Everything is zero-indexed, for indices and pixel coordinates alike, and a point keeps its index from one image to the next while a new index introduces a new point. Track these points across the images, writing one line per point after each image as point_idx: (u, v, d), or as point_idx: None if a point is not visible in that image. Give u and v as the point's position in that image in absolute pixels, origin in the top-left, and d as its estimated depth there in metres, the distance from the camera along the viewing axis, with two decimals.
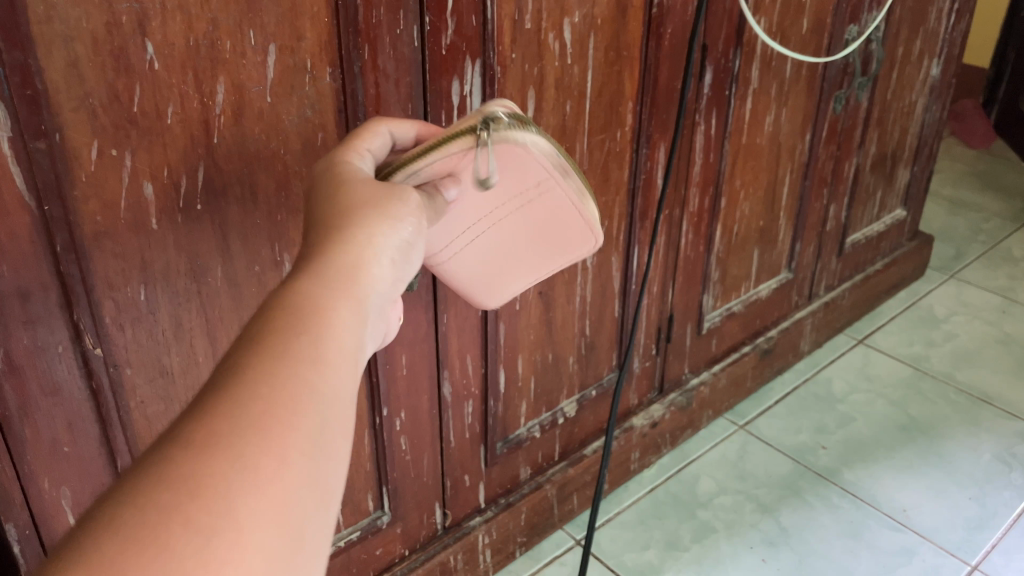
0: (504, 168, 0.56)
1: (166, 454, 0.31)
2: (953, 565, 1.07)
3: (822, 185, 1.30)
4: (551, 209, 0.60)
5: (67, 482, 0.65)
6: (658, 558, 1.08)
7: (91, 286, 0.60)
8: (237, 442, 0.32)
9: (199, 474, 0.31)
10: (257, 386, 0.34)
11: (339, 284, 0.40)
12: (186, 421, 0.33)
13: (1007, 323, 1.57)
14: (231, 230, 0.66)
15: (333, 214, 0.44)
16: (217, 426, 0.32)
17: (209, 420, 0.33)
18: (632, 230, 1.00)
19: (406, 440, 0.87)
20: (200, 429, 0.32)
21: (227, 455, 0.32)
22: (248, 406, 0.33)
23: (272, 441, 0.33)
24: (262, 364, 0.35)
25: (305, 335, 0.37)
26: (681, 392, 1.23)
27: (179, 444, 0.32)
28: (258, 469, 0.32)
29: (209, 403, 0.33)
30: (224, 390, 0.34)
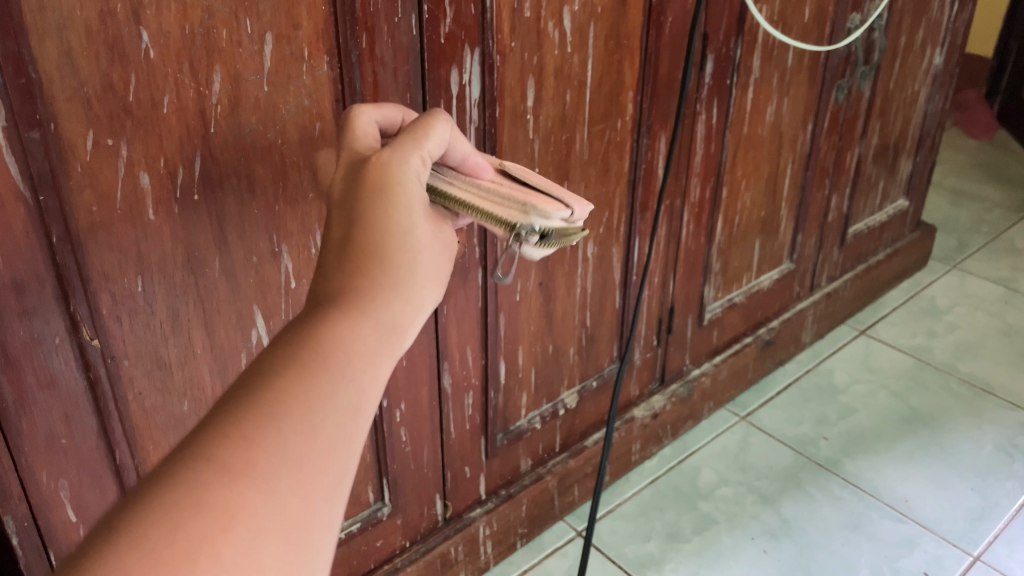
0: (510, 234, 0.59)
1: (201, 473, 0.32)
2: (955, 556, 1.06)
3: (824, 175, 1.29)
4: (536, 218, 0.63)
5: (65, 475, 0.65)
6: (659, 549, 1.08)
7: (88, 277, 0.59)
8: (272, 478, 0.33)
9: (233, 497, 0.32)
10: (299, 421, 0.35)
11: (377, 319, 0.41)
12: (223, 437, 0.33)
13: (1010, 314, 1.56)
14: (228, 221, 0.65)
15: (380, 233, 0.44)
16: (255, 456, 0.33)
17: (247, 449, 0.33)
18: (633, 221, 1.00)
19: (406, 432, 0.87)
20: (239, 456, 0.33)
21: (259, 488, 0.33)
22: (289, 439, 0.34)
23: (303, 483, 0.34)
24: (306, 398, 0.36)
25: (349, 379, 0.38)
26: (682, 383, 1.23)
27: (215, 466, 0.32)
28: (285, 507, 0.33)
29: (252, 428, 0.34)
30: (272, 415, 0.34)
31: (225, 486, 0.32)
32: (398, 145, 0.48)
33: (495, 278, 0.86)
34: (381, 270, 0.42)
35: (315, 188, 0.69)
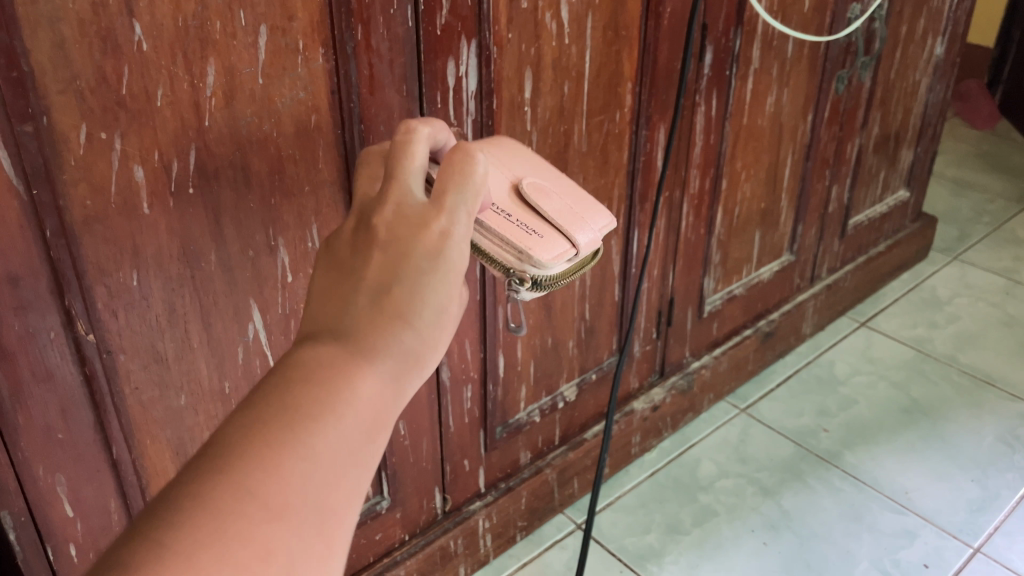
0: None
1: (238, 503, 0.33)
2: (955, 547, 1.06)
3: (825, 166, 1.29)
4: None
5: (62, 469, 0.65)
6: (659, 541, 1.08)
7: (83, 271, 0.59)
8: (296, 526, 0.34)
9: (258, 544, 0.33)
10: (332, 459, 0.35)
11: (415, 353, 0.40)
12: (257, 469, 0.34)
13: (1011, 305, 1.56)
14: (224, 214, 0.65)
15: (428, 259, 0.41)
16: (287, 496, 0.34)
17: (282, 485, 0.34)
18: (632, 213, 0.99)
19: (405, 425, 0.87)
20: (273, 493, 0.34)
21: (288, 527, 0.34)
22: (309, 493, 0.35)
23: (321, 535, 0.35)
24: (340, 435, 0.36)
25: (380, 416, 0.37)
26: (682, 376, 1.22)
27: (251, 499, 0.33)
28: (308, 542, 0.34)
29: (287, 461, 0.34)
30: (301, 452, 0.35)
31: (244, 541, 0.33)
32: (452, 205, 0.43)
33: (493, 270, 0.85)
34: (419, 321, 0.40)
35: (311, 181, 0.69)
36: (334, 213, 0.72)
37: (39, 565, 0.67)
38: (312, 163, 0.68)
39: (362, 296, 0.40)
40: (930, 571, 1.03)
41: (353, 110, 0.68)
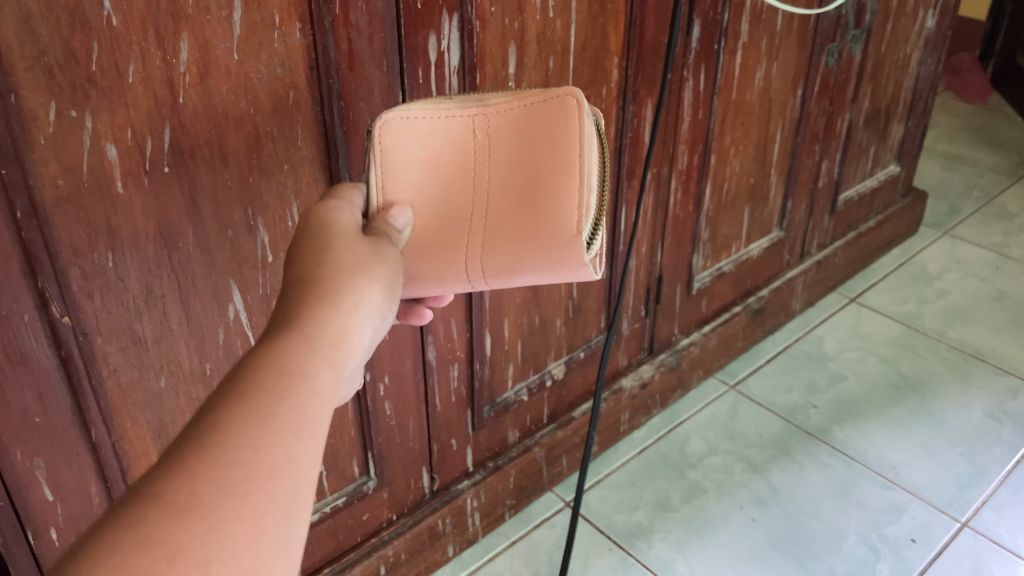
0: (424, 148, 0.58)
1: (143, 511, 0.31)
2: (942, 522, 1.07)
3: (815, 141, 1.27)
4: (504, 132, 0.57)
5: (40, 453, 0.64)
6: (648, 519, 1.08)
7: (56, 252, 0.58)
8: (212, 511, 0.32)
9: (169, 540, 0.31)
10: (241, 445, 0.35)
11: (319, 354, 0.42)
12: (165, 476, 0.33)
13: (1001, 279, 1.56)
14: (200, 194, 0.63)
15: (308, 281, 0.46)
16: (198, 488, 0.33)
17: (190, 480, 0.33)
18: (619, 189, 0.98)
19: (390, 405, 0.86)
20: (182, 488, 0.32)
21: (208, 518, 0.32)
22: (232, 468, 0.34)
23: (252, 506, 0.34)
24: (244, 423, 0.36)
25: (290, 404, 0.38)
26: (670, 353, 1.22)
27: (160, 503, 0.32)
28: (236, 532, 0.33)
29: (188, 462, 0.33)
30: (211, 447, 0.34)
31: (174, 516, 0.31)
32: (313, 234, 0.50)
33: None
34: (312, 328, 0.43)
35: (290, 159, 0.68)
36: (314, 191, 0.71)
37: (20, 549, 0.66)
38: (291, 141, 0.67)
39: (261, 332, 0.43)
40: (918, 545, 1.03)
41: (333, 86, 0.67)
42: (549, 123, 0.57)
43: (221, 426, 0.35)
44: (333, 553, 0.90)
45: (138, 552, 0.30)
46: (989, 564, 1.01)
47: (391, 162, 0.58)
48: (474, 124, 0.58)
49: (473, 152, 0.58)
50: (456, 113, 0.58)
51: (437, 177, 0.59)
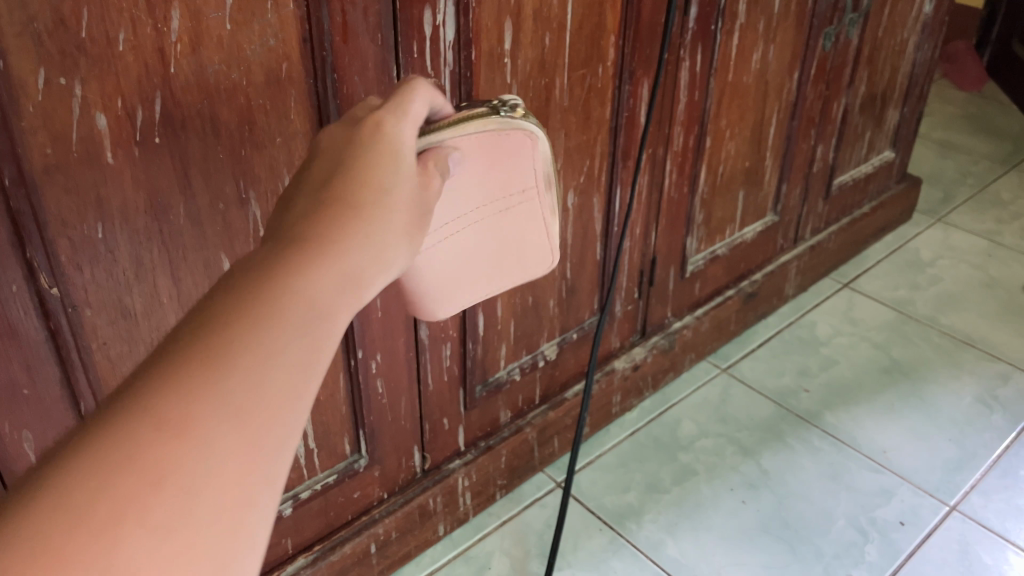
0: (508, 158, 0.60)
1: (127, 418, 0.28)
2: (931, 505, 1.07)
3: (810, 124, 1.27)
4: (521, 220, 0.65)
5: (28, 426, 0.63)
6: (639, 500, 1.08)
7: (44, 223, 0.57)
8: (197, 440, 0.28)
9: (150, 466, 0.27)
10: (245, 363, 0.30)
11: (351, 248, 0.36)
12: (161, 375, 0.29)
13: (993, 266, 1.56)
14: (192, 166, 0.63)
15: (371, 167, 0.40)
16: (189, 396, 0.29)
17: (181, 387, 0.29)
18: (614, 170, 0.98)
19: (382, 383, 0.85)
20: (175, 393, 0.29)
21: (190, 447, 0.28)
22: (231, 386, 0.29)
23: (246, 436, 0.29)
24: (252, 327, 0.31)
25: (302, 310, 0.32)
26: (663, 336, 1.22)
27: (146, 405, 0.28)
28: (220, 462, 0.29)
29: (184, 366, 0.29)
30: (215, 356, 0.30)
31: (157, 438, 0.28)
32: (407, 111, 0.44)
33: None
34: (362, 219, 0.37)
35: (282, 132, 0.67)
36: None
37: None
38: (284, 114, 0.66)
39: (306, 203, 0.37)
40: (906, 528, 1.04)
41: (326, 59, 0.66)
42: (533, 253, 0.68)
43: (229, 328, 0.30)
44: (323, 531, 0.89)
45: (119, 474, 0.27)
46: (977, 547, 1.02)
47: (496, 141, 0.57)
48: (526, 191, 0.64)
49: (501, 200, 0.63)
50: (535, 173, 0.63)
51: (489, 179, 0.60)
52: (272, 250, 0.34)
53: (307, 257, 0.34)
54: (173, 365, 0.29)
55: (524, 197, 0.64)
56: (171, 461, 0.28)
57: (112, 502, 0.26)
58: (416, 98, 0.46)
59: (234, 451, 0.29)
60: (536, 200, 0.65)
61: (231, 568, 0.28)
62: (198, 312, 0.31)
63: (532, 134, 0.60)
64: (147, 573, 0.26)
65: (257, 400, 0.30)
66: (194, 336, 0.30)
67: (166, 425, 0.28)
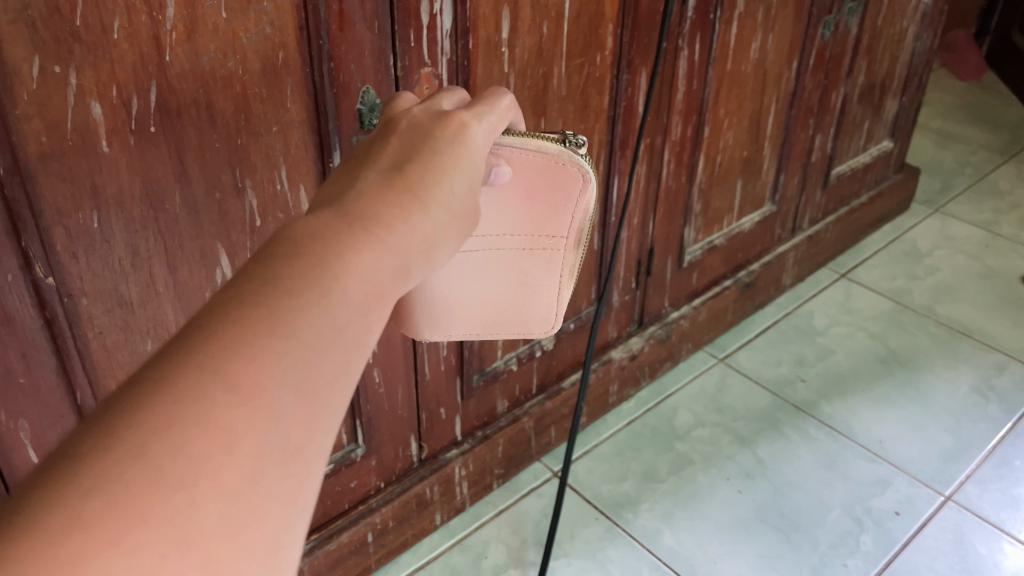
0: (545, 186, 0.55)
1: (204, 374, 0.27)
2: (926, 495, 1.08)
3: (809, 114, 1.27)
4: (537, 263, 0.58)
5: (24, 415, 0.63)
6: (635, 489, 1.08)
7: (40, 212, 0.57)
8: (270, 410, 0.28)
9: (223, 432, 0.27)
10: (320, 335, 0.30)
11: (416, 237, 0.36)
12: (239, 333, 0.28)
13: (991, 257, 1.56)
14: (188, 154, 0.62)
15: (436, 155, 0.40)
16: (265, 363, 0.28)
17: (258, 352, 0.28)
18: (612, 159, 0.98)
19: (379, 373, 0.85)
20: (252, 356, 0.28)
21: (263, 415, 0.28)
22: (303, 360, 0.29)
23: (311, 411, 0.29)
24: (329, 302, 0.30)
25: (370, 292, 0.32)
26: (660, 326, 1.22)
27: (225, 364, 0.27)
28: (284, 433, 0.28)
29: (262, 329, 0.28)
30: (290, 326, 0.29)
31: (230, 403, 0.27)
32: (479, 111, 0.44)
33: None
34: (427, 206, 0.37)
35: (279, 121, 0.67)
36: (304, 154, 0.70)
37: None
38: (280, 103, 0.66)
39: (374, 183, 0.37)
40: (902, 518, 1.04)
41: (322, 47, 0.66)
42: (535, 310, 0.60)
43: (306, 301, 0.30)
44: (320, 520, 0.90)
45: (195, 433, 0.26)
46: (972, 537, 1.02)
47: (539, 160, 0.53)
48: (554, 237, 0.57)
49: (522, 233, 0.57)
50: (572, 220, 0.57)
51: (520, 204, 0.55)
52: (343, 224, 0.33)
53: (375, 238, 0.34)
54: (251, 321, 0.29)
55: (555, 243, 0.57)
56: (242, 426, 0.27)
57: (185, 460, 0.26)
58: (497, 112, 0.45)
59: (298, 420, 0.28)
60: (566, 253, 0.58)
61: (279, 544, 0.28)
62: (273, 272, 0.30)
63: (585, 176, 0.56)
64: (208, 536, 0.26)
65: (322, 374, 0.29)
66: (275, 299, 0.29)
67: (238, 389, 0.27)
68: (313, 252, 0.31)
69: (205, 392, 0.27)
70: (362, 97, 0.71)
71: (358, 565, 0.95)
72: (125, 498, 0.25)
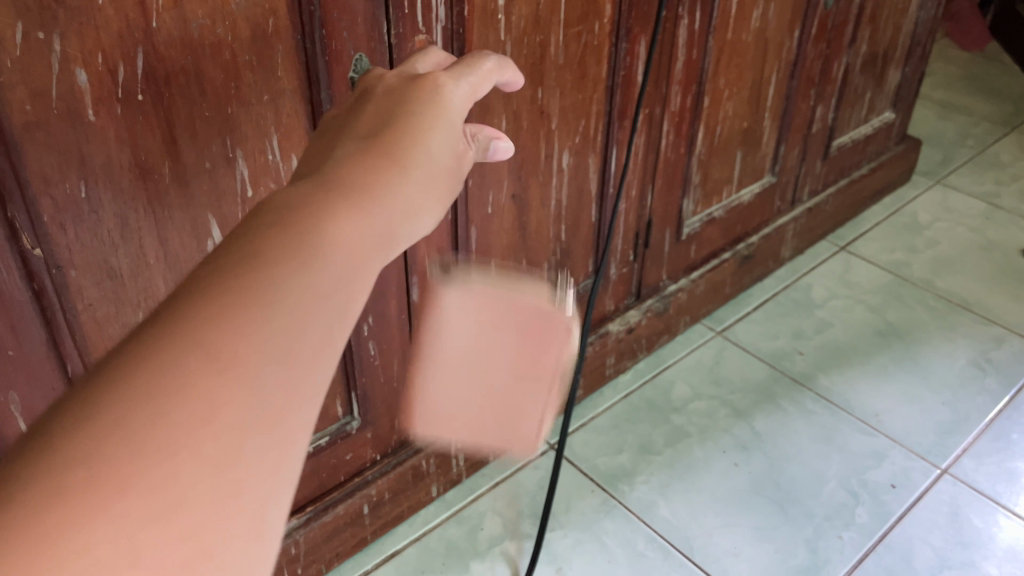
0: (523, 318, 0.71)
1: (174, 339, 0.27)
2: (922, 468, 1.08)
3: (810, 85, 1.25)
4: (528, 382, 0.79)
5: (14, 387, 0.63)
6: (631, 461, 1.09)
7: (25, 181, 0.56)
8: (252, 377, 0.28)
9: (201, 401, 0.26)
10: (297, 300, 0.30)
11: (391, 210, 0.36)
12: (208, 300, 0.28)
13: (991, 229, 1.55)
14: (177, 124, 0.61)
15: (405, 138, 0.40)
16: (245, 334, 0.28)
17: (233, 320, 0.28)
18: (610, 130, 0.96)
19: (374, 346, 0.85)
20: (232, 324, 0.28)
21: (244, 382, 0.27)
22: (280, 330, 0.29)
23: (293, 377, 0.29)
24: (303, 269, 0.30)
25: (345, 260, 0.32)
26: (658, 298, 1.21)
27: (201, 331, 0.27)
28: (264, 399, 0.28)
29: (236, 297, 0.28)
30: (265, 297, 0.29)
31: (207, 372, 0.27)
32: (443, 94, 0.45)
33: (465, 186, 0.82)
34: (401, 180, 0.37)
35: (270, 90, 0.65)
36: (296, 123, 0.69)
37: None
38: (271, 71, 0.64)
39: (345, 159, 0.37)
40: (897, 491, 1.05)
41: (314, 13, 0.64)
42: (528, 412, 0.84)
43: (280, 272, 0.30)
44: (315, 492, 0.89)
45: (173, 401, 0.26)
46: (967, 510, 1.02)
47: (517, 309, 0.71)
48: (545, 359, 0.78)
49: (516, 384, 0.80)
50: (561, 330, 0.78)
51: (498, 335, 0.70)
52: (314, 194, 0.33)
53: (349, 208, 0.34)
54: (223, 287, 0.28)
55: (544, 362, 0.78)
56: (221, 395, 0.27)
57: (165, 428, 0.25)
58: (464, 83, 0.47)
59: (279, 391, 0.28)
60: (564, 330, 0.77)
61: (266, 511, 0.28)
62: (243, 241, 0.30)
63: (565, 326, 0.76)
64: (193, 505, 0.25)
65: (304, 342, 0.29)
66: (247, 267, 0.29)
67: (222, 357, 0.27)
68: (294, 223, 0.31)
69: (186, 362, 0.27)
70: (355, 65, 0.69)
71: (355, 536, 0.95)
72: (103, 466, 0.24)
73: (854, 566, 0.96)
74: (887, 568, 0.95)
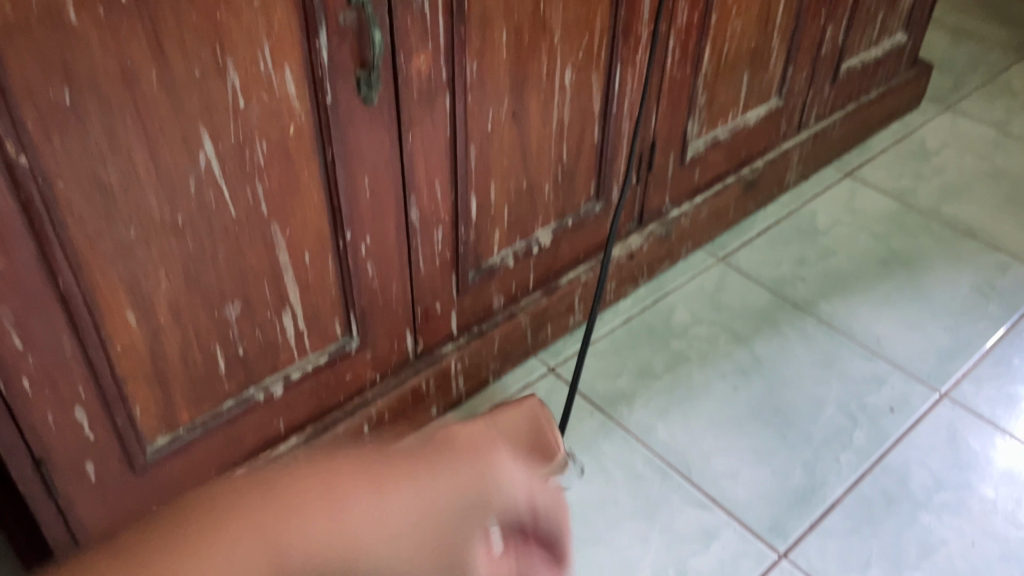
0: None
1: (215, 490, 0.31)
2: (921, 393, 1.08)
3: (821, 3, 1.21)
4: None
5: (5, 301, 0.60)
6: (630, 386, 1.09)
7: (6, 87, 0.53)
8: (266, 534, 0.30)
9: (216, 550, 0.29)
10: (315, 487, 0.32)
11: (470, 452, 0.35)
12: (267, 477, 0.32)
13: (999, 156, 1.53)
14: (164, 29, 0.58)
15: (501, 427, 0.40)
16: (270, 500, 0.31)
17: (267, 493, 0.31)
18: (614, 47, 0.93)
19: (373, 266, 0.84)
20: (264, 498, 0.31)
21: (255, 539, 0.30)
22: (316, 517, 0.31)
23: (280, 527, 0.30)
24: (340, 477, 0.32)
25: (391, 469, 0.32)
26: (660, 223, 1.20)
27: (232, 493, 0.31)
28: (253, 547, 0.30)
29: (279, 481, 0.32)
30: (316, 485, 0.32)
31: (223, 529, 0.30)
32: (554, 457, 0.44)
33: (463, 102, 0.80)
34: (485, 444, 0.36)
35: None
36: (290, 33, 0.65)
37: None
38: None
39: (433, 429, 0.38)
40: (896, 415, 1.05)
41: None
42: None
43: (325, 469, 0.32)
44: (315, 412, 0.90)
45: (184, 552, 0.29)
46: (965, 433, 1.03)
47: None
48: None
49: None
50: None
51: None
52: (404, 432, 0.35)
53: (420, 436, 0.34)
54: (268, 474, 0.32)
55: None
56: (220, 542, 0.30)
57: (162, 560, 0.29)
58: (529, 416, 0.46)
59: (296, 550, 0.30)
60: None
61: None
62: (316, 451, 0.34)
63: None
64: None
65: (329, 521, 0.31)
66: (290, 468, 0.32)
67: (228, 518, 0.30)
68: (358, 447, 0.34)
69: (212, 516, 0.30)
70: None
71: None
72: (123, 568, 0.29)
73: (850, 487, 0.96)
74: (884, 489, 0.96)
